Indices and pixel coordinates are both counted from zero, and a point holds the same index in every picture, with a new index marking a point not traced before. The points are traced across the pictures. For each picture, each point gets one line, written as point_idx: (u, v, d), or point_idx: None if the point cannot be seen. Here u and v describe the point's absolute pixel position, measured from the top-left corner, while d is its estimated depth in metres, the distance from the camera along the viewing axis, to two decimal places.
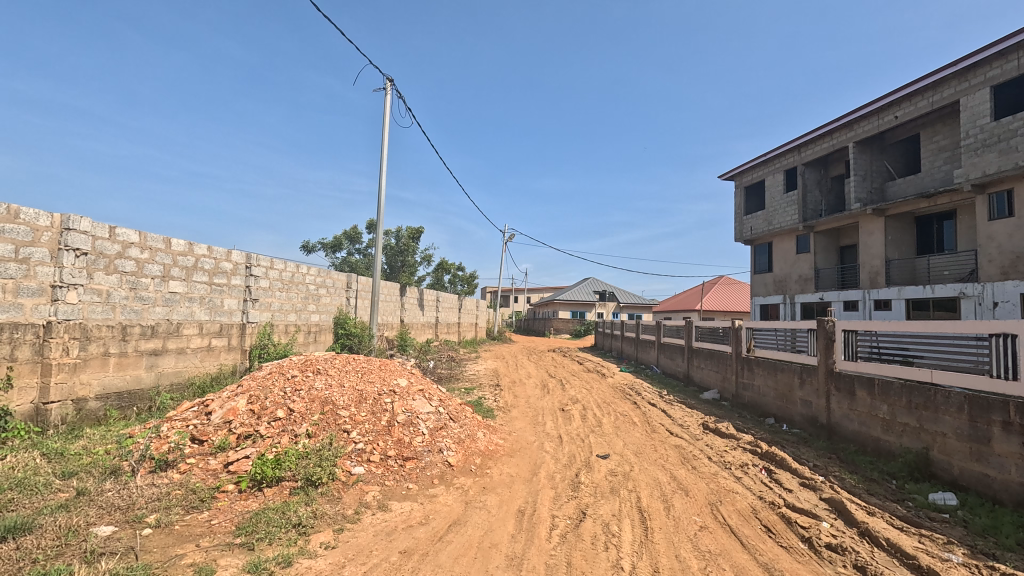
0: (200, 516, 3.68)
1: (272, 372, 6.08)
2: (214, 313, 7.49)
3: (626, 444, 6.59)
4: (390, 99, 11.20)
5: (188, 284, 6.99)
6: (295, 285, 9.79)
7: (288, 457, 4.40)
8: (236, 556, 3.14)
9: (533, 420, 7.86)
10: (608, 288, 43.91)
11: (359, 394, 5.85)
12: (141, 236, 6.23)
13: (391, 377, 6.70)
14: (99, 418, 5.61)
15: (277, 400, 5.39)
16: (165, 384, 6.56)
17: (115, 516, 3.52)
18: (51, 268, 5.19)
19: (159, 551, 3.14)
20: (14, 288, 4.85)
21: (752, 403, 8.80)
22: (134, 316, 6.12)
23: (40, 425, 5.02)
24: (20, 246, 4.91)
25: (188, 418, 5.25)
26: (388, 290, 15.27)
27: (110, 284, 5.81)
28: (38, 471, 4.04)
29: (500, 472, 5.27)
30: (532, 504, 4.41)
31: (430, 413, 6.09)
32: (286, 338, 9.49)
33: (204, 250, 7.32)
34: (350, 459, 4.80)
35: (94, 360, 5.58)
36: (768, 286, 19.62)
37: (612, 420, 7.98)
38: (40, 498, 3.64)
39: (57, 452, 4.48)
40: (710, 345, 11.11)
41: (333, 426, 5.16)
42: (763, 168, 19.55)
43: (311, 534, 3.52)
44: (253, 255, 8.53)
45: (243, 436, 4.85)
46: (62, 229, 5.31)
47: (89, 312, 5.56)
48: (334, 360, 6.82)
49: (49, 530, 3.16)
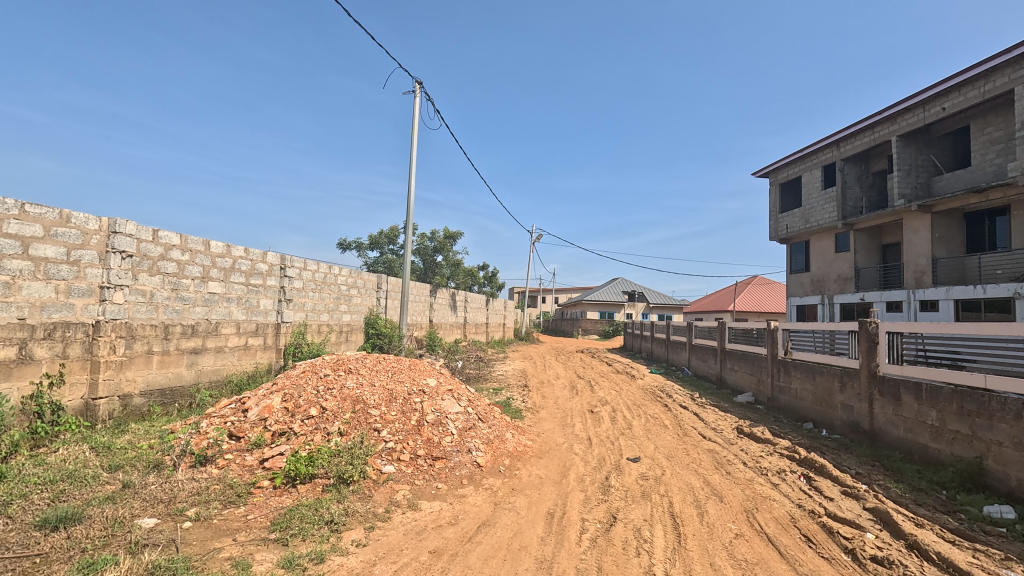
0: (237, 511, 3.77)
1: (306, 371, 6.22)
2: (250, 312, 7.71)
3: (657, 448, 6.45)
4: (419, 103, 11.31)
5: (226, 285, 7.21)
6: (328, 285, 10.00)
7: (321, 454, 4.48)
8: (271, 551, 3.21)
9: (562, 422, 7.78)
10: (638, 289, 43.30)
11: (390, 393, 5.92)
12: (182, 239, 6.47)
13: (421, 377, 6.75)
14: (143, 413, 5.85)
15: (311, 398, 5.50)
16: (204, 382, 6.80)
17: (158, 509, 3.65)
18: (99, 270, 5.41)
19: (199, 544, 3.24)
20: (66, 288, 5.09)
21: (788, 408, 8.55)
22: (176, 315, 6.36)
23: (89, 419, 5.27)
24: (71, 249, 5.14)
25: (226, 415, 5.40)
26: (417, 290, 15.44)
27: (153, 285, 6.04)
28: (87, 464, 4.23)
29: (528, 473, 5.24)
30: (562, 507, 4.36)
31: (459, 412, 6.08)
32: (319, 337, 9.74)
33: (241, 252, 7.55)
34: (381, 458, 4.86)
35: (138, 359, 5.82)
36: (803, 286, 19.04)
37: (642, 423, 7.83)
38: (89, 490, 3.81)
39: (105, 445, 4.70)
40: (743, 347, 10.80)
41: (364, 424, 5.24)
42: (798, 164, 18.99)
43: (343, 531, 3.56)
44: (288, 256, 8.74)
45: (278, 433, 4.95)
46: (109, 233, 5.54)
47: (134, 311, 5.80)
48: (364, 359, 6.92)
49: (96, 521, 3.29)
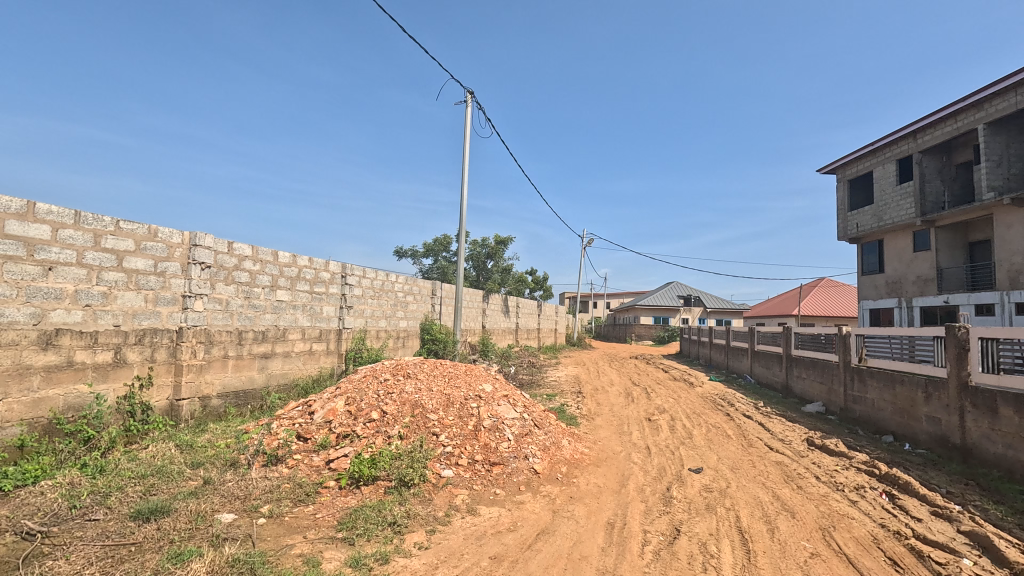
0: (306, 509, 3.94)
1: (367, 376, 6.43)
2: (314, 319, 8.08)
3: (720, 459, 6.18)
4: (471, 112, 11.52)
5: (292, 293, 7.60)
6: (385, 293, 10.33)
7: (383, 457, 4.61)
8: (339, 549, 3.33)
9: (619, 430, 7.62)
10: (694, 293, 41.92)
11: (447, 398, 6.01)
12: (254, 250, 6.88)
13: (477, 382, 6.81)
14: (220, 414, 6.25)
15: (372, 402, 5.68)
16: (274, 385, 7.18)
17: (235, 505, 3.87)
18: (182, 280, 5.84)
19: (273, 540, 3.41)
20: (154, 297, 5.53)
21: (864, 419, 7.97)
22: (248, 322, 6.77)
23: (174, 419, 5.69)
24: (158, 261, 5.58)
25: (294, 417, 5.66)
26: (470, 297, 15.66)
27: (228, 294, 6.46)
28: (173, 460, 4.56)
29: (586, 482, 5.16)
30: (622, 517, 4.26)
31: (515, 418, 6.08)
32: (378, 343, 10.06)
33: (306, 261, 7.94)
34: (440, 462, 4.93)
35: (216, 362, 6.23)
36: (878, 288, 17.76)
37: (703, 432, 7.54)
38: (175, 484, 4.11)
39: (188, 443, 5.05)
40: (812, 353, 10.18)
41: (423, 429, 5.34)
42: (869, 159, 17.80)
43: (406, 533, 3.64)
44: (349, 265, 9.10)
45: (342, 435, 5.14)
46: (191, 245, 5.97)
47: (212, 318, 6.21)
48: (422, 364, 7.07)
49: (182, 514, 3.54)
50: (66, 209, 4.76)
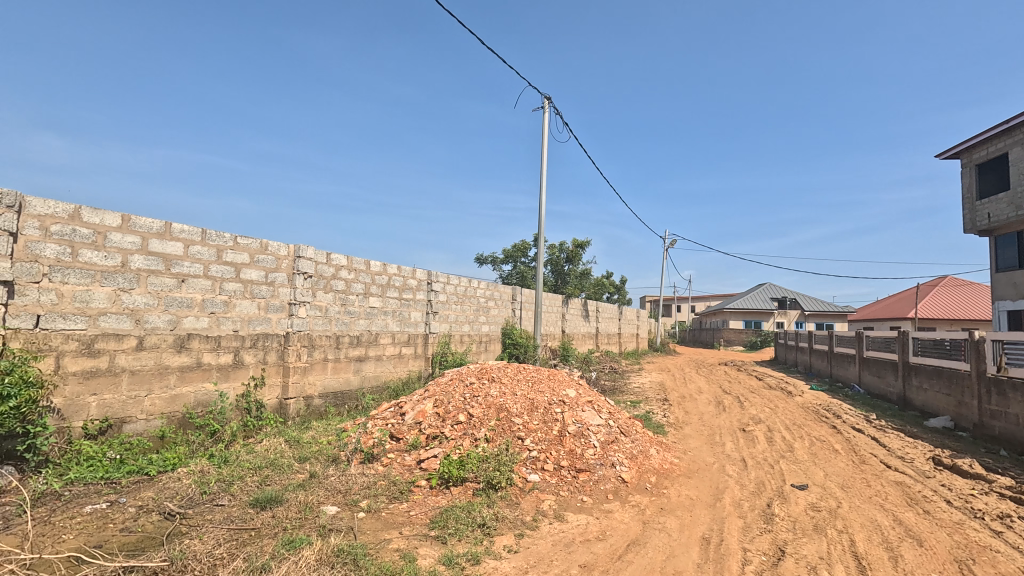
0: (401, 506, 4.14)
1: (453, 379, 6.63)
2: (403, 324, 8.48)
3: (828, 475, 5.66)
4: (548, 118, 11.56)
5: (383, 300, 8.04)
6: (468, 298, 10.61)
7: (470, 459, 4.73)
8: (432, 547, 3.45)
9: (710, 440, 7.24)
10: (789, 295, 38.93)
11: (531, 403, 6.04)
12: (349, 260, 7.37)
13: (560, 387, 6.78)
14: (322, 413, 6.75)
15: (459, 405, 5.85)
16: (368, 387, 7.63)
17: (338, 498, 4.15)
18: (288, 289, 6.40)
19: (372, 533, 3.61)
20: (265, 304, 6.10)
21: (1005, 437, 6.93)
22: (345, 327, 7.25)
23: (283, 416, 6.22)
24: (268, 272, 6.15)
25: (388, 417, 5.97)
26: (549, 301, 15.67)
27: (327, 301, 6.97)
28: (283, 454, 4.99)
29: (678, 493, 4.95)
30: (718, 533, 4.03)
31: (601, 425, 5.98)
32: (461, 347, 10.36)
33: (395, 269, 8.36)
34: (526, 466, 4.96)
35: (317, 365, 6.73)
36: (1018, 286, 15.43)
37: (806, 446, 6.96)
38: (286, 476, 4.49)
39: (295, 439, 5.50)
40: (936, 361, 9.04)
41: (508, 432, 5.41)
42: (1002, 139, 15.56)
43: (495, 535, 3.70)
44: (434, 272, 9.46)
45: (431, 436, 5.34)
46: (295, 257, 6.52)
47: (314, 324, 6.73)
48: (505, 369, 7.17)
49: (293, 505, 3.85)
50: (195, 227, 5.37)
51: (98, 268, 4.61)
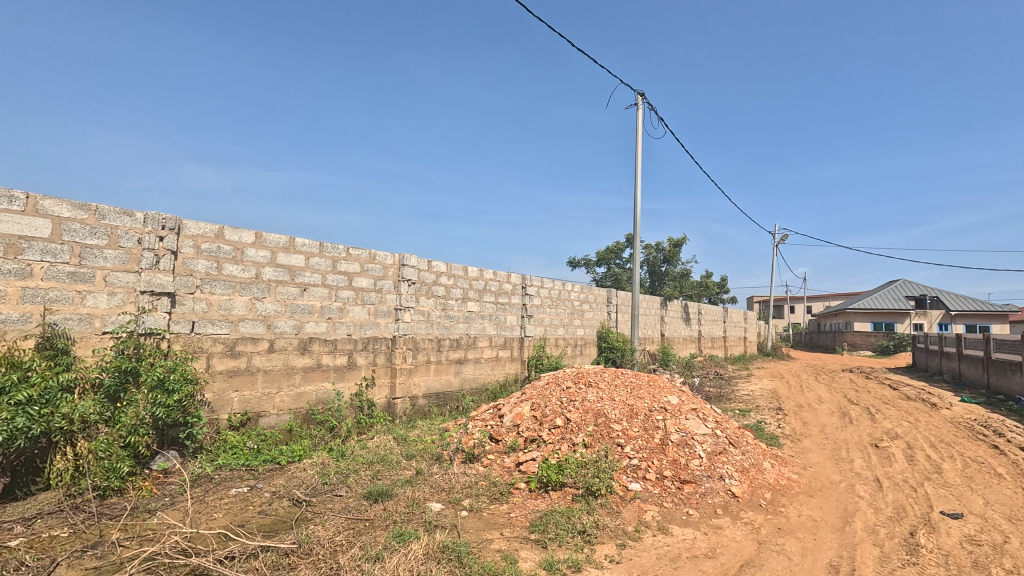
0: (501, 507, 4.22)
1: (550, 383, 6.63)
2: (500, 327, 8.68)
3: (990, 504, 4.82)
4: (642, 114, 11.20)
5: (480, 304, 8.29)
6: (562, 302, 10.59)
7: (569, 464, 4.70)
8: (533, 550, 3.47)
9: (835, 456, 6.52)
10: (930, 292, 34.02)
11: (630, 409, 5.87)
12: (448, 266, 7.69)
13: (661, 394, 6.50)
14: (426, 412, 7.11)
15: (556, 408, 5.85)
16: (467, 388, 7.90)
17: (442, 496, 4.33)
18: (394, 295, 6.82)
19: (475, 532, 3.71)
20: (375, 310, 6.55)
21: None
22: (445, 331, 7.58)
23: (391, 414, 6.65)
24: (377, 280, 6.61)
25: (487, 419, 6.13)
26: (646, 303, 15.15)
27: (429, 306, 7.33)
28: (393, 451, 5.32)
29: (797, 513, 4.52)
30: (848, 561, 3.61)
31: (707, 434, 5.64)
32: (557, 350, 10.37)
33: (491, 274, 8.58)
34: (626, 474, 4.82)
35: (421, 367, 7.10)
36: None
37: (958, 467, 6.01)
38: (395, 471, 4.78)
39: (403, 437, 5.84)
40: None
41: (607, 438, 5.30)
42: None
43: (596, 544, 3.63)
44: (528, 276, 9.57)
45: (529, 439, 5.39)
46: (400, 265, 6.94)
47: (417, 328, 7.11)
48: (603, 373, 7.04)
49: (402, 499, 4.09)
50: (314, 241, 5.93)
51: (237, 280, 5.25)
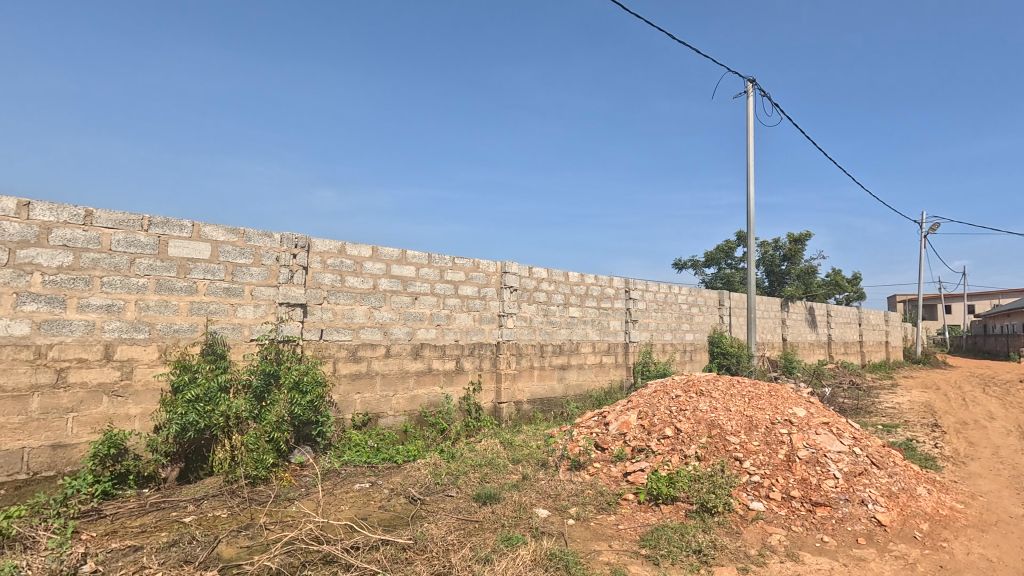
0: (609, 518, 4.11)
1: (658, 391, 6.35)
2: (603, 333, 8.51)
3: None
4: (753, 102, 10.38)
5: (582, 309, 8.20)
6: (669, 305, 10.12)
7: (681, 477, 4.45)
8: (644, 566, 3.33)
9: (1015, 484, 5.45)
10: None
11: (749, 421, 5.41)
12: (549, 272, 7.71)
13: (785, 405, 5.92)
14: (530, 417, 7.18)
15: (665, 417, 5.58)
16: (571, 395, 7.84)
17: (548, 502, 4.33)
18: (497, 302, 7.00)
19: (582, 542, 3.66)
20: (479, 317, 6.77)
21: None
22: (548, 336, 7.61)
23: (497, 418, 6.81)
24: (480, 287, 6.83)
25: (592, 426, 6.02)
26: (764, 306, 13.95)
27: (531, 312, 7.41)
28: (499, 454, 5.44)
29: (965, 550, 3.84)
30: None
31: (843, 452, 5.01)
32: (664, 356, 9.92)
33: (593, 279, 8.46)
34: (746, 492, 4.45)
35: (525, 372, 7.19)
36: None
37: None
38: (502, 475, 4.88)
39: (509, 441, 5.95)
40: None
41: (723, 452, 4.93)
42: None
43: (714, 566, 3.39)
44: (632, 280, 9.28)
45: (637, 449, 5.21)
46: (502, 272, 7.10)
47: (520, 334, 7.22)
48: (716, 381, 6.58)
49: (509, 503, 4.15)
50: (423, 253, 6.29)
51: (358, 291, 5.73)
